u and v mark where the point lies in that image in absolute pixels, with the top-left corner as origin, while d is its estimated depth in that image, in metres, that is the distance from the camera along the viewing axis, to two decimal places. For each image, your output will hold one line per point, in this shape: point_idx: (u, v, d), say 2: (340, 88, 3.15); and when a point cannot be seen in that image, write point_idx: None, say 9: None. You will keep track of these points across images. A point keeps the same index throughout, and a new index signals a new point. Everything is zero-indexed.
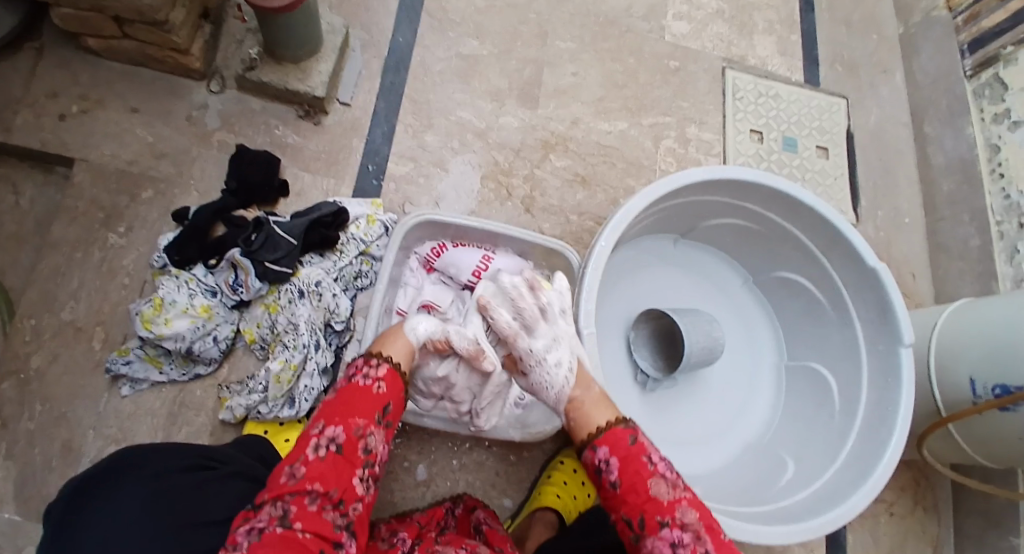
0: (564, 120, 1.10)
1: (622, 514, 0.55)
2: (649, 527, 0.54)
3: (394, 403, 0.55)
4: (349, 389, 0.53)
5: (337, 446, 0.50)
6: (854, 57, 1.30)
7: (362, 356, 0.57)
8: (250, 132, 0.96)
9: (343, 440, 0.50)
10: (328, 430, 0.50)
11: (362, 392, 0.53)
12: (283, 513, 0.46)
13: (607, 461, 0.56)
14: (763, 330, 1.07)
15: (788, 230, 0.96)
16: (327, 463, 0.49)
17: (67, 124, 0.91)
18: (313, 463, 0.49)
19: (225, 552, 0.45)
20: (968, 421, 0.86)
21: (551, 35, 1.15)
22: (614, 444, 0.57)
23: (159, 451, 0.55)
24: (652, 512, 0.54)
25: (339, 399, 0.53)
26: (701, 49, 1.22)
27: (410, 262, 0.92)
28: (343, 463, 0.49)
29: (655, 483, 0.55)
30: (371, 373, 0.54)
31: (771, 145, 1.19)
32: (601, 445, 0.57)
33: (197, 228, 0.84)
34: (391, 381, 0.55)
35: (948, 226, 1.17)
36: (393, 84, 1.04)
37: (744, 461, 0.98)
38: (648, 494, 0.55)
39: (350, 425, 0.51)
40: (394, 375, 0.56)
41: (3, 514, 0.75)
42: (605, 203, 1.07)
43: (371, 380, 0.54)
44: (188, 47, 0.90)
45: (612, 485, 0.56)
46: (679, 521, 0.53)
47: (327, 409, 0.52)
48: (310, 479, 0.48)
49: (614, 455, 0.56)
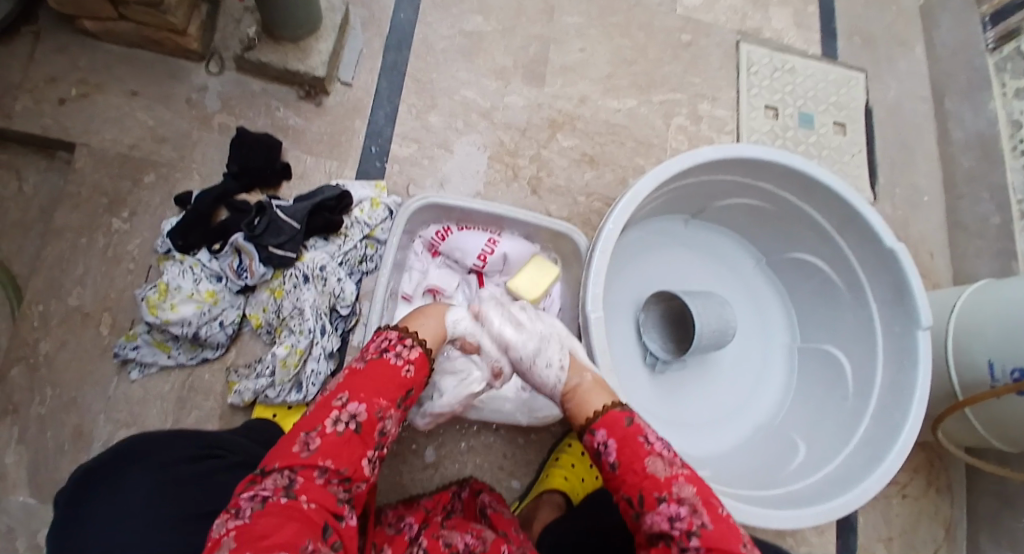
0: (571, 98, 1.07)
1: (623, 493, 0.54)
2: (647, 503, 0.52)
3: (417, 389, 0.54)
4: (377, 364, 0.53)
5: (356, 424, 0.49)
6: (873, 28, 1.25)
7: (393, 329, 0.57)
8: (251, 114, 0.94)
9: (364, 420, 0.50)
10: (350, 406, 0.49)
11: (390, 370, 0.52)
12: (289, 483, 0.45)
13: (605, 443, 0.55)
14: (775, 311, 1.05)
15: (802, 209, 0.94)
16: (342, 440, 0.48)
17: (68, 109, 0.90)
18: (329, 437, 0.48)
19: (225, 516, 0.44)
20: (985, 404, 0.84)
21: (558, 9, 1.11)
22: (612, 426, 0.56)
23: (167, 441, 0.56)
24: (650, 488, 0.52)
25: (367, 373, 0.52)
26: (714, 22, 1.18)
27: (415, 246, 0.90)
28: (356, 442, 0.49)
29: (652, 461, 0.53)
30: (403, 353, 0.54)
31: (786, 121, 1.16)
32: (599, 429, 0.56)
33: (200, 213, 0.83)
34: (420, 365, 0.55)
35: (969, 203, 1.13)
36: (396, 63, 1.02)
37: (755, 443, 0.97)
38: (645, 471, 0.53)
39: (373, 406, 0.50)
40: (424, 358, 0.56)
41: (17, 497, 0.76)
42: (614, 184, 1.05)
43: (403, 361, 0.54)
44: (185, 28, 0.89)
45: (611, 466, 0.55)
46: (677, 496, 0.52)
47: (352, 380, 0.51)
48: (324, 454, 0.47)
49: (612, 436, 0.55)
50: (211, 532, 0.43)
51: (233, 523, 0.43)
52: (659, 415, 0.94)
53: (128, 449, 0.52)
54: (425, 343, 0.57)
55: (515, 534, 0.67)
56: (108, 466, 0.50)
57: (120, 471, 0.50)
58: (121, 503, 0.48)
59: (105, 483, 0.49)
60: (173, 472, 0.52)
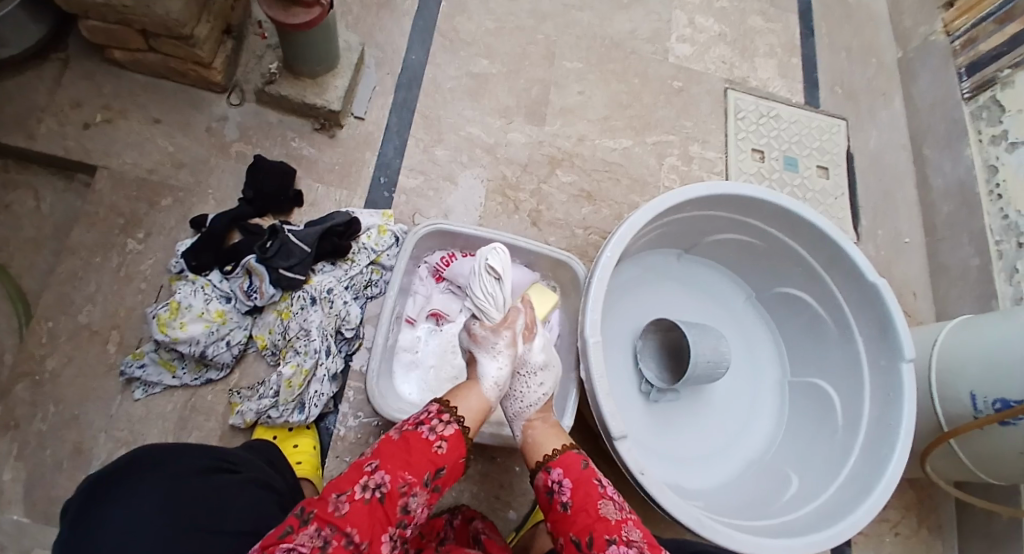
0: (570, 137, 1.13)
1: (571, 536, 0.59)
2: (597, 545, 0.57)
3: (448, 468, 0.57)
4: (411, 436, 0.57)
5: (381, 494, 0.53)
6: (853, 81, 1.34)
7: (435, 403, 0.61)
8: (267, 144, 0.99)
9: (387, 490, 0.54)
10: (378, 474, 0.54)
11: (423, 444, 0.56)
12: (322, 546, 0.49)
13: (560, 482, 0.61)
14: (765, 346, 1.08)
15: (790, 247, 0.98)
16: (367, 509, 0.52)
17: (90, 133, 0.94)
18: (358, 503, 0.52)
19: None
20: (968, 436, 0.87)
21: (558, 56, 1.19)
22: (568, 467, 0.62)
23: (181, 448, 0.58)
24: (601, 531, 0.57)
25: (400, 444, 0.56)
26: (704, 71, 1.26)
27: (420, 272, 0.94)
28: (380, 514, 0.53)
29: (603, 504, 0.59)
30: (437, 429, 0.58)
31: (772, 164, 1.22)
32: (556, 467, 0.63)
33: (213, 235, 0.87)
34: (452, 443, 0.58)
35: (949, 245, 1.19)
36: (405, 100, 1.07)
37: (748, 477, 0.98)
38: (598, 514, 0.58)
39: (397, 478, 0.54)
40: (459, 436, 0.59)
41: (12, 514, 0.76)
42: (610, 218, 1.10)
43: (436, 436, 0.57)
44: (210, 61, 0.94)
45: (563, 506, 0.60)
46: (625, 539, 0.56)
47: (384, 449, 0.56)
48: (351, 521, 0.51)
49: (567, 476, 0.61)
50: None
51: None
52: (653, 444, 0.96)
53: (142, 457, 0.54)
54: (461, 420, 0.60)
55: None
56: (127, 469, 0.52)
57: (133, 477, 0.51)
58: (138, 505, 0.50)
59: (123, 487, 0.50)
60: (187, 483, 0.55)
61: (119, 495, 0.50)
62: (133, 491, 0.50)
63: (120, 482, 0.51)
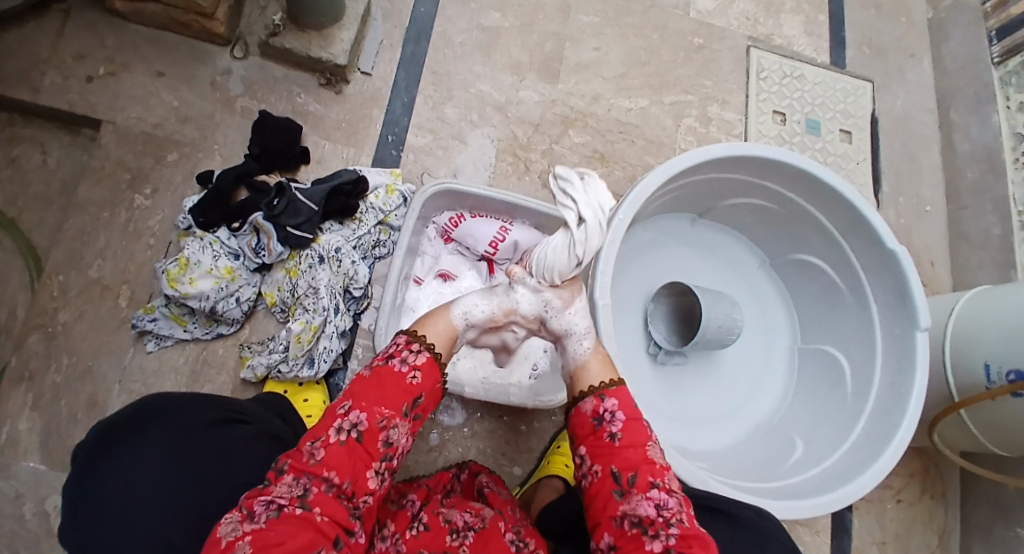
0: (585, 96, 1.10)
1: (613, 467, 0.57)
2: (638, 485, 0.56)
3: (425, 396, 0.57)
4: (385, 371, 0.56)
5: (359, 433, 0.53)
6: (882, 40, 1.27)
7: (404, 335, 0.60)
8: (273, 99, 0.96)
9: (365, 429, 0.53)
10: (353, 415, 0.53)
11: (396, 378, 0.55)
12: (303, 494, 0.49)
13: (612, 412, 0.60)
14: (778, 312, 1.07)
15: (808, 212, 0.95)
16: (344, 450, 0.52)
17: (94, 86, 0.92)
18: (334, 446, 0.52)
19: (243, 517, 0.47)
20: (982, 406, 0.86)
21: (574, 9, 1.14)
22: (623, 400, 0.61)
23: (190, 400, 0.57)
24: (646, 471, 0.57)
25: (373, 383, 0.55)
26: (726, 27, 1.20)
27: (428, 232, 0.94)
28: (360, 452, 0.53)
29: (651, 447, 0.59)
30: (409, 360, 0.57)
31: (793, 127, 1.18)
32: (610, 397, 0.61)
33: (220, 192, 0.85)
34: (427, 371, 0.57)
35: (972, 213, 1.15)
36: (414, 55, 1.04)
37: (754, 441, 0.99)
38: (645, 455, 0.58)
39: (374, 415, 0.54)
40: (432, 364, 0.58)
41: (29, 463, 0.78)
42: (623, 181, 1.07)
43: (408, 368, 0.56)
44: (213, 11, 0.91)
45: (612, 436, 0.59)
46: (667, 486, 0.56)
47: (357, 389, 0.55)
48: (328, 465, 0.51)
49: (621, 409, 0.60)
50: (220, 529, 0.46)
51: (248, 527, 0.46)
52: (660, 406, 0.96)
53: (153, 406, 0.52)
54: (432, 348, 0.59)
55: (510, 512, 0.70)
56: (140, 420, 0.50)
57: (146, 425, 0.50)
58: (146, 465, 0.48)
59: (135, 440, 0.49)
60: (194, 436, 0.54)
61: (130, 441, 0.49)
62: (140, 446, 0.49)
63: (130, 434, 0.49)
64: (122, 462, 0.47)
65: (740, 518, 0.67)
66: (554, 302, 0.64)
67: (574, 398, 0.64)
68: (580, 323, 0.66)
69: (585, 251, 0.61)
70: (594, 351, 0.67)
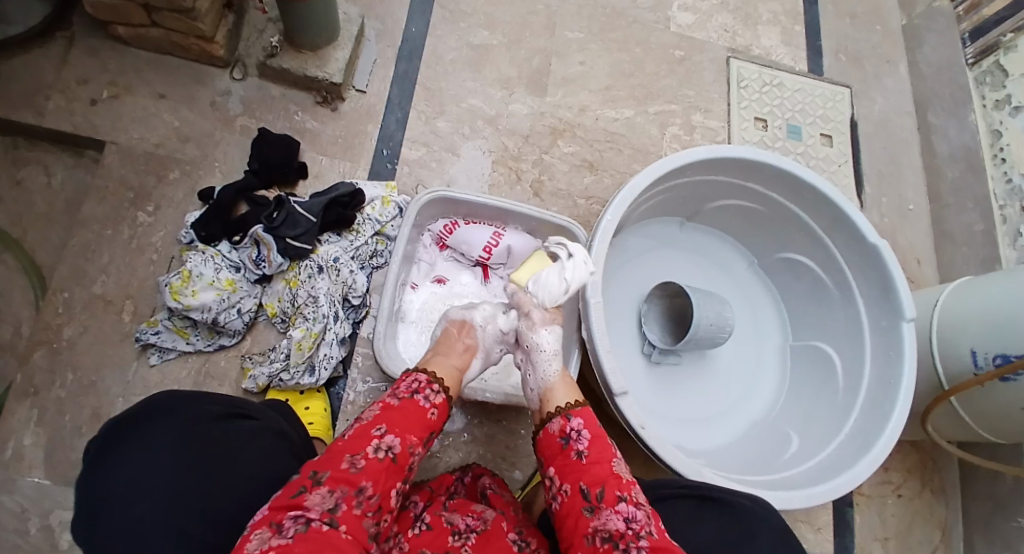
0: (572, 108, 1.13)
1: (582, 484, 0.58)
2: (607, 499, 0.57)
3: (438, 432, 0.61)
4: (409, 403, 0.59)
5: (393, 455, 0.55)
6: (857, 48, 1.32)
7: (423, 374, 0.64)
8: (271, 117, 1.00)
9: (398, 452, 0.55)
10: (388, 437, 0.55)
11: (421, 410, 0.59)
12: (333, 509, 0.49)
13: (579, 430, 0.62)
14: (768, 310, 1.09)
15: (791, 210, 0.99)
16: (381, 467, 0.54)
17: (98, 109, 0.96)
18: (371, 462, 0.53)
19: (270, 532, 0.47)
20: (970, 393, 0.88)
21: (559, 25, 1.18)
22: (588, 420, 0.64)
23: (193, 396, 0.58)
24: (613, 485, 0.58)
25: (403, 410, 0.58)
26: (706, 39, 1.25)
27: (424, 240, 0.96)
28: (393, 471, 0.54)
29: (616, 463, 0.60)
30: (430, 397, 0.61)
31: (775, 132, 1.22)
32: (576, 417, 0.64)
33: (221, 206, 0.88)
34: (441, 410, 0.62)
35: (955, 211, 1.19)
36: (406, 73, 1.08)
37: (751, 437, 1.00)
38: (611, 470, 0.59)
39: (406, 441, 0.56)
40: (445, 404, 0.63)
41: (33, 478, 0.79)
42: (612, 188, 1.10)
43: (429, 404, 0.61)
44: (213, 35, 0.95)
45: (580, 454, 0.61)
46: (634, 499, 0.57)
47: (388, 414, 0.57)
48: (366, 477, 0.52)
49: (586, 428, 0.63)
50: (248, 544, 0.46)
51: (276, 541, 0.46)
52: (655, 405, 0.98)
53: (157, 404, 0.54)
54: (447, 392, 0.64)
55: (512, 513, 0.71)
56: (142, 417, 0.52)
57: (149, 423, 0.52)
58: (147, 459, 0.50)
59: (136, 436, 0.51)
60: (198, 429, 0.55)
61: (135, 440, 0.51)
62: (142, 440, 0.51)
63: (132, 431, 0.51)
64: (124, 456, 0.50)
65: (733, 505, 0.68)
66: (536, 314, 0.76)
67: (543, 420, 0.66)
68: (551, 342, 0.73)
69: (573, 276, 0.75)
70: (560, 376, 0.71)
